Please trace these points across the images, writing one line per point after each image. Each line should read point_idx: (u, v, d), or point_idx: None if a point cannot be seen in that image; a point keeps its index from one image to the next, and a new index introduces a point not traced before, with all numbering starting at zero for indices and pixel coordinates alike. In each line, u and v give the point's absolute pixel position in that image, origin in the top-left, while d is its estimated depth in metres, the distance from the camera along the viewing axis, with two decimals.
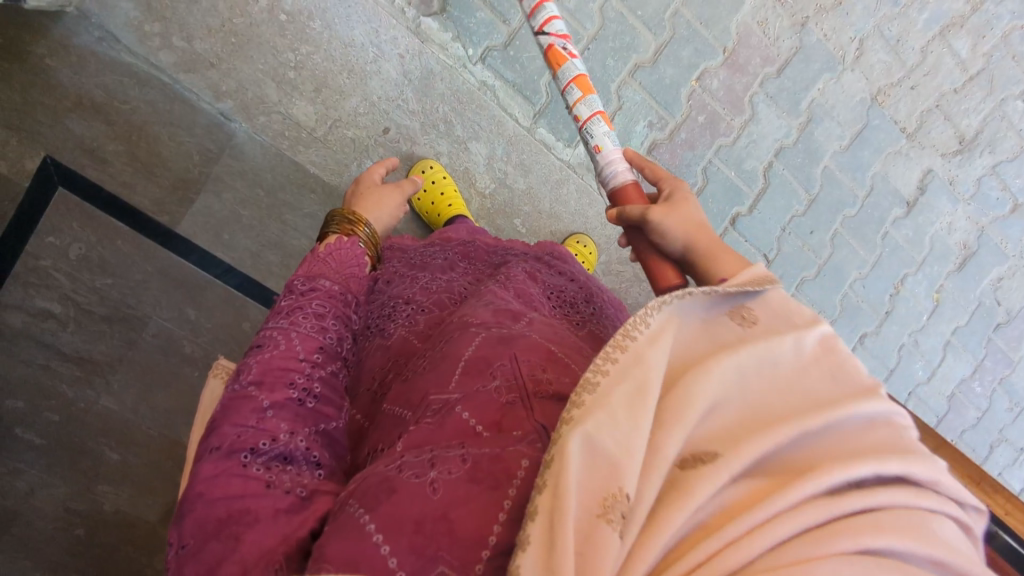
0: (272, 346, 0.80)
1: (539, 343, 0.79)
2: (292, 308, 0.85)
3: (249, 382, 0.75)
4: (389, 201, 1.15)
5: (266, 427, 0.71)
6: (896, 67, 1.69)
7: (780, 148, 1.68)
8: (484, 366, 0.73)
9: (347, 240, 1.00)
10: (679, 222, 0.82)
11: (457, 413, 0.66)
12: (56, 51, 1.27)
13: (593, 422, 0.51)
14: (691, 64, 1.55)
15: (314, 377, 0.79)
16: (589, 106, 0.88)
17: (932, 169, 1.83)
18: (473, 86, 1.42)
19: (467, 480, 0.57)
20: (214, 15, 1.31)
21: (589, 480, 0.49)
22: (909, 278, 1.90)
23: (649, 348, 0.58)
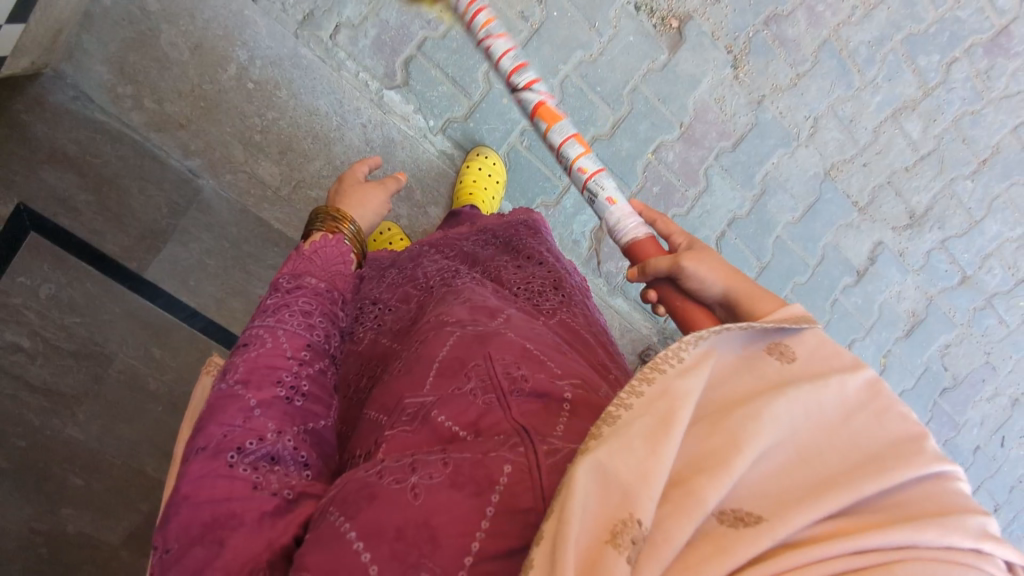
0: (259, 344, 0.80)
1: (510, 341, 0.81)
2: (280, 305, 0.85)
3: (237, 380, 0.76)
4: (373, 196, 1.13)
5: (254, 426, 0.72)
6: (848, 145, 1.76)
7: (733, 218, 1.74)
8: (459, 368, 0.77)
9: (333, 238, 0.97)
10: (712, 264, 0.82)
11: (438, 417, 0.70)
12: (33, 107, 1.32)
13: (607, 449, 0.53)
14: (648, 138, 1.62)
15: (304, 378, 0.81)
16: (591, 163, 0.94)
17: (882, 241, 1.89)
18: (433, 155, 1.49)
19: (449, 485, 0.59)
20: (185, 80, 1.36)
21: (600, 507, 0.50)
22: (856, 343, 1.97)
23: (687, 383, 0.59)
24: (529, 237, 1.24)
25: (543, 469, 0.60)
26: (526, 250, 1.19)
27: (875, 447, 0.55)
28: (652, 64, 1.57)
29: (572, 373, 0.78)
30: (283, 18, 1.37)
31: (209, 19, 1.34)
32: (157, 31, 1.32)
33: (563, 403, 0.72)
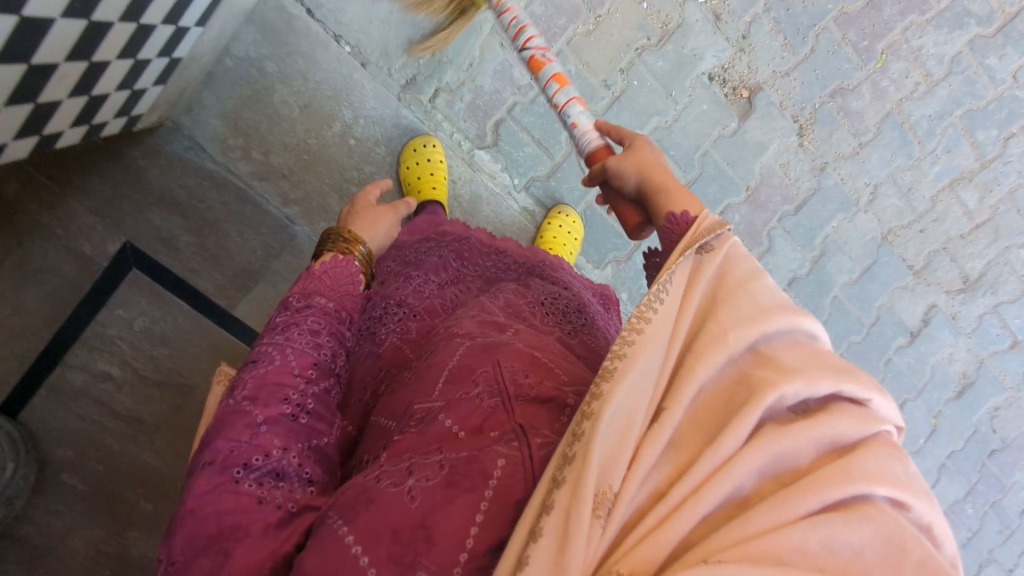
0: (267, 361, 0.80)
1: (518, 350, 0.82)
2: (287, 324, 0.85)
3: (244, 397, 0.76)
4: (383, 222, 1.14)
5: (261, 442, 0.72)
6: (906, 212, 1.82)
7: (793, 278, 1.81)
8: (467, 373, 0.77)
9: (343, 258, 0.97)
10: (631, 159, 0.91)
11: (440, 419, 0.71)
12: (150, 154, 1.41)
13: (600, 423, 0.57)
14: (716, 199, 1.70)
15: (310, 392, 0.81)
16: (565, 94, 1.15)
17: (936, 304, 1.94)
18: (516, 213, 1.56)
19: (443, 486, 0.63)
20: (291, 135, 1.44)
21: (598, 471, 0.55)
22: (909, 403, 2.01)
23: (649, 336, 0.63)
24: (552, 267, 1.27)
25: (536, 459, 0.65)
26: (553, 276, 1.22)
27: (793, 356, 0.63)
28: (722, 131, 1.66)
29: (579, 381, 0.80)
30: (388, 81, 1.44)
31: (318, 80, 1.40)
32: (271, 90, 1.40)
33: (566, 408, 0.74)
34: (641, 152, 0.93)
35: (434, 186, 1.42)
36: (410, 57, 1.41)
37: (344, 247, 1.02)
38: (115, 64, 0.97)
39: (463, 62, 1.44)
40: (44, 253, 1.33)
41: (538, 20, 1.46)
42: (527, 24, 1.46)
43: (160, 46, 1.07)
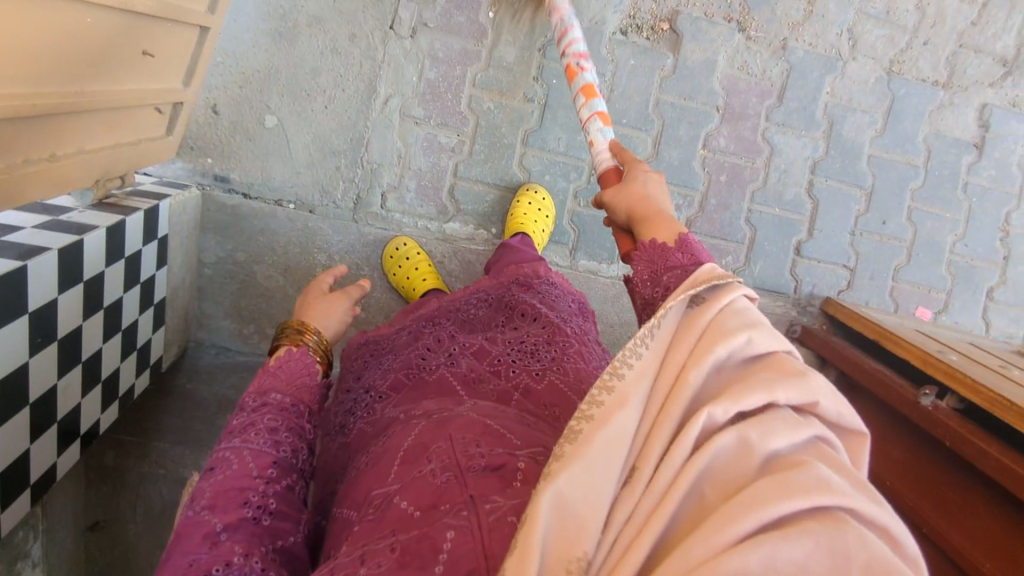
0: (225, 467, 0.84)
1: (471, 421, 0.87)
2: (246, 425, 0.90)
3: (204, 505, 0.81)
4: (334, 306, 1.16)
5: (219, 551, 0.76)
6: (898, 34, 1.64)
7: (814, 164, 1.67)
8: (421, 453, 0.83)
9: (298, 351, 1.03)
10: (632, 193, 1.00)
11: (397, 501, 0.75)
12: (192, 375, 1.57)
13: (569, 479, 0.56)
14: (692, 137, 1.61)
15: (270, 491, 0.84)
16: (590, 112, 1.23)
17: (987, 103, 1.72)
18: None
19: (398, 567, 0.65)
20: (290, 300, 1.52)
21: (558, 544, 0.53)
22: (1014, 214, 1.77)
23: (626, 387, 0.62)
24: (521, 293, 1.27)
25: (488, 527, 0.66)
26: (522, 306, 1.22)
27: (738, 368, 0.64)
28: (662, 72, 1.58)
29: (533, 444, 0.84)
30: (340, 212, 1.48)
31: (284, 245, 1.47)
32: (253, 273, 1.49)
33: (519, 473, 0.77)
34: (634, 185, 1.01)
35: (425, 276, 1.45)
36: (345, 181, 1.47)
37: (297, 340, 1.06)
38: (106, 346, 1.09)
39: (393, 158, 1.47)
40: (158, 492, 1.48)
41: (436, 83, 1.47)
42: (430, 92, 1.47)
43: (138, 304, 1.19)
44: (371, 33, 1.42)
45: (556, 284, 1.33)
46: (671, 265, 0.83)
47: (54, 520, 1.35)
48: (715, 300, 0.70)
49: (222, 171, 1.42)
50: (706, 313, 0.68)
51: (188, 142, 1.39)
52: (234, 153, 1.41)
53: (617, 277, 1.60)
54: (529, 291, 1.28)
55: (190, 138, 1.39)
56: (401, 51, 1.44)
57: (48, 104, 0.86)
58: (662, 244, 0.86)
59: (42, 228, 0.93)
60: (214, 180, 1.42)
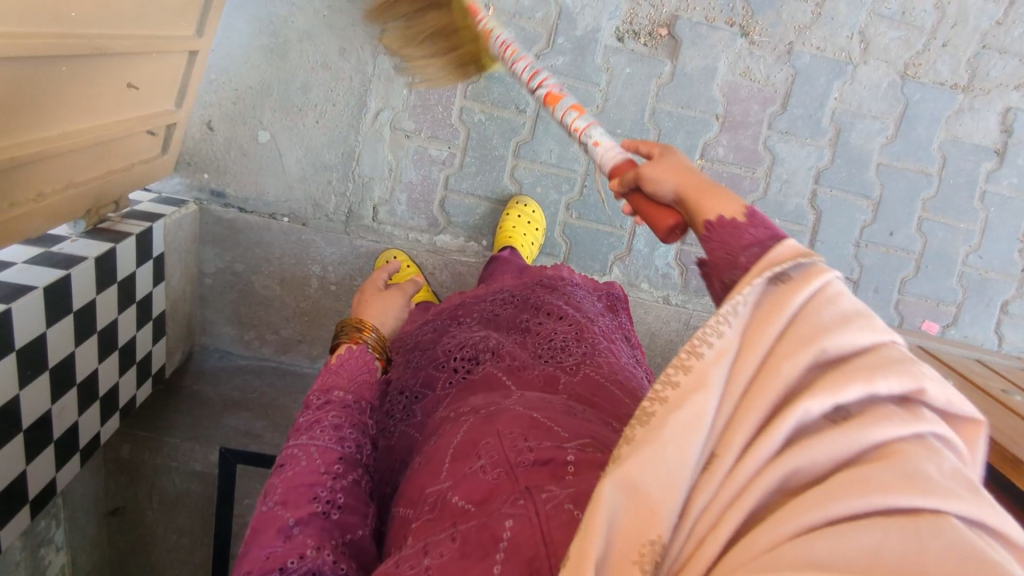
0: (294, 463, 0.73)
1: (519, 412, 0.74)
2: (314, 422, 0.76)
3: (275, 501, 0.70)
4: (399, 299, 0.95)
5: (295, 544, 0.66)
6: (913, 37, 1.56)
7: (818, 173, 1.62)
8: (471, 447, 0.70)
9: (358, 350, 0.85)
10: (668, 168, 0.76)
11: (451, 499, 0.64)
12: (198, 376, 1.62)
13: (632, 463, 0.49)
14: (689, 147, 1.58)
15: (341, 487, 0.72)
16: (585, 122, 1.03)
17: (1011, 106, 1.61)
18: None
19: (460, 556, 0.56)
20: (287, 308, 1.57)
21: (627, 528, 0.47)
22: None
23: (707, 369, 0.50)
24: (547, 294, 1.14)
25: (546, 514, 0.57)
26: (548, 304, 1.09)
27: (837, 321, 0.50)
28: (659, 81, 1.54)
29: (584, 434, 0.72)
30: (332, 226, 1.52)
31: (280, 256, 1.52)
32: (251, 283, 1.54)
33: (567, 465, 0.65)
34: (670, 157, 0.77)
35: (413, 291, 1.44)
36: (337, 195, 1.50)
37: (354, 336, 0.87)
38: (102, 365, 1.16)
39: (383, 172, 1.49)
40: (172, 480, 1.49)
41: (426, 96, 1.46)
42: (420, 105, 1.47)
43: (135, 320, 1.25)
44: (361, 47, 1.42)
45: (580, 285, 1.22)
46: (747, 243, 0.62)
47: (76, 507, 1.40)
48: (807, 279, 0.53)
49: (218, 186, 1.47)
50: (804, 286, 0.52)
51: (185, 159, 1.44)
52: (228, 169, 1.46)
53: (610, 288, 1.60)
54: (559, 289, 1.16)
55: (187, 154, 1.44)
56: (391, 65, 1.44)
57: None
58: (732, 218, 0.65)
59: (32, 263, 1.00)
60: (210, 194, 1.47)
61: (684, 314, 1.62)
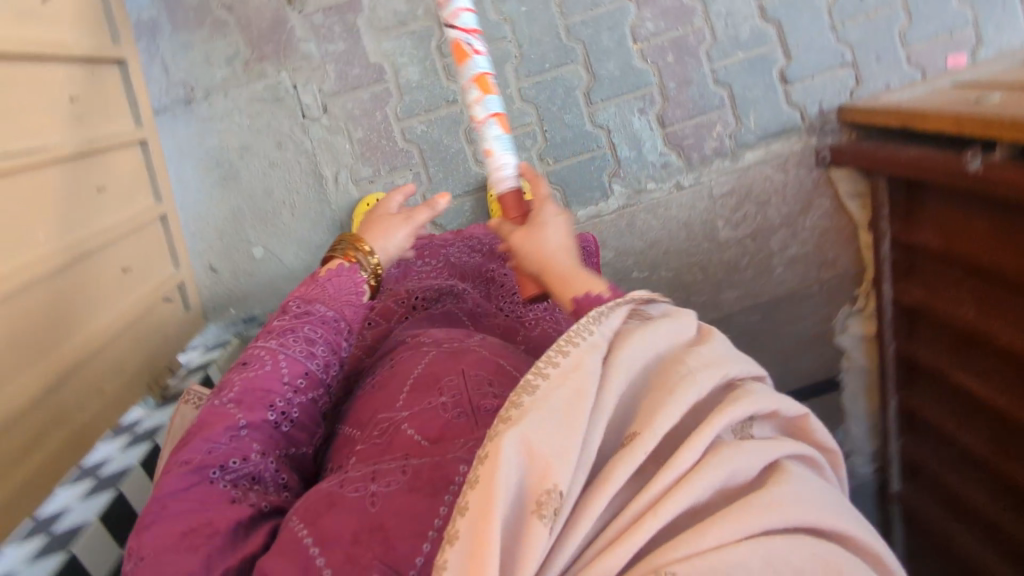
0: (258, 364, 0.71)
1: (485, 356, 0.74)
2: (287, 330, 0.74)
3: (229, 399, 0.69)
4: (406, 229, 0.87)
5: (240, 445, 0.67)
6: None
7: None
8: (434, 380, 0.70)
9: (347, 270, 0.81)
10: (537, 243, 0.77)
11: (404, 429, 0.64)
12: None
13: (533, 426, 0.52)
14: (619, 39, 1.53)
15: (298, 402, 0.72)
16: (485, 110, 0.84)
17: None
18: None
19: (408, 490, 0.56)
20: None
21: (529, 479, 0.51)
22: None
23: (585, 355, 0.58)
24: None
25: None
26: None
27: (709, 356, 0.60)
28: None
29: None
30: None
31: None
32: None
33: None
34: (543, 231, 0.77)
35: None
36: None
37: (348, 254, 0.83)
38: None
39: None
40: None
41: (368, 139, 1.52)
42: (366, 147, 1.52)
43: None
44: (291, 130, 1.50)
45: None
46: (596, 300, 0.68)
47: None
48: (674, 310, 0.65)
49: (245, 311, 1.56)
50: (671, 319, 0.63)
51: (209, 305, 1.57)
52: (246, 293, 1.57)
53: (620, 205, 1.60)
54: None
55: (209, 300, 1.57)
56: (324, 130, 1.51)
57: (66, 357, 1.05)
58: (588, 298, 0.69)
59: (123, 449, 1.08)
60: (244, 322, 1.56)
61: (703, 189, 1.62)
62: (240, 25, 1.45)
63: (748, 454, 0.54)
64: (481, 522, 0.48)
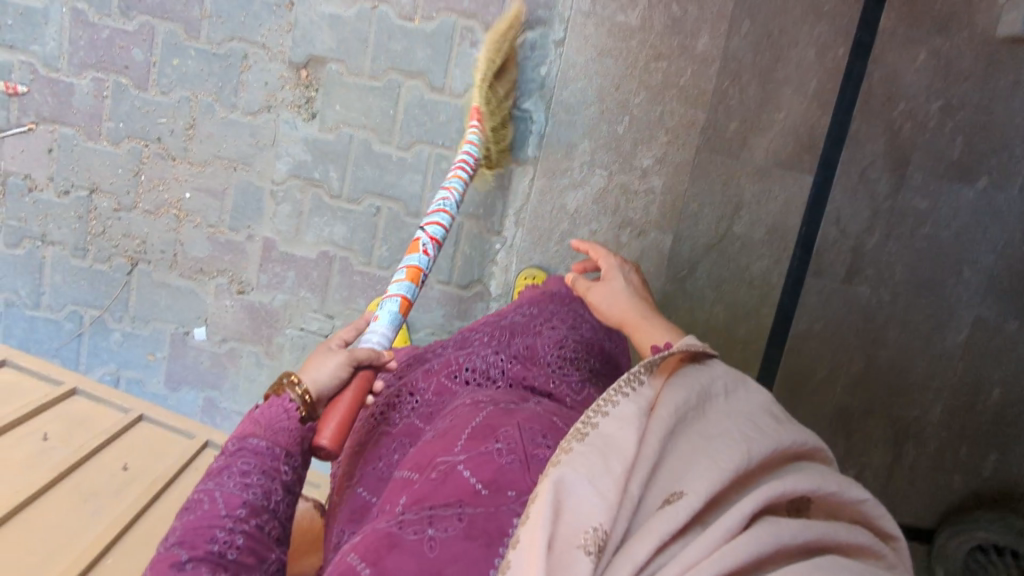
0: (199, 507, 0.78)
1: (534, 414, 0.78)
2: (223, 467, 0.81)
3: (173, 540, 0.75)
4: (342, 357, 0.89)
5: (189, 574, 0.71)
6: None
7: None
8: (490, 432, 0.73)
9: (282, 402, 0.85)
10: (617, 291, 1.05)
11: (460, 473, 0.67)
12: None
13: (586, 470, 0.60)
14: (403, 33, 1.54)
15: (241, 529, 0.76)
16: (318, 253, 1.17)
17: None
18: (521, 228, 1.60)
19: (464, 538, 0.59)
20: None
21: (569, 523, 0.57)
22: None
23: (629, 406, 0.67)
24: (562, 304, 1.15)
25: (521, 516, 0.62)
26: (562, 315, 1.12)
27: (758, 423, 0.66)
28: (343, 70, 1.57)
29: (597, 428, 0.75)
30: None
31: None
32: None
33: None
34: (613, 284, 1.07)
35: None
36: None
37: (283, 388, 0.86)
38: None
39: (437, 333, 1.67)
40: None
41: (369, 298, 1.66)
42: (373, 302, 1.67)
43: None
44: None
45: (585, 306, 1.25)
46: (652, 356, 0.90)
47: None
48: (718, 379, 0.72)
49: None
50: (716, 385, 0.71)
51: None
52: None
53: (545, 112, 1.56)
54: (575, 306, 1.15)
55: None
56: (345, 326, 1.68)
57: None
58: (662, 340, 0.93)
59: None
60: None
61: (579, 19, 1.51)
62: (238, 340, 1.71)
63: (762, 528, 0.54)
64: (530, 553, 0.54)
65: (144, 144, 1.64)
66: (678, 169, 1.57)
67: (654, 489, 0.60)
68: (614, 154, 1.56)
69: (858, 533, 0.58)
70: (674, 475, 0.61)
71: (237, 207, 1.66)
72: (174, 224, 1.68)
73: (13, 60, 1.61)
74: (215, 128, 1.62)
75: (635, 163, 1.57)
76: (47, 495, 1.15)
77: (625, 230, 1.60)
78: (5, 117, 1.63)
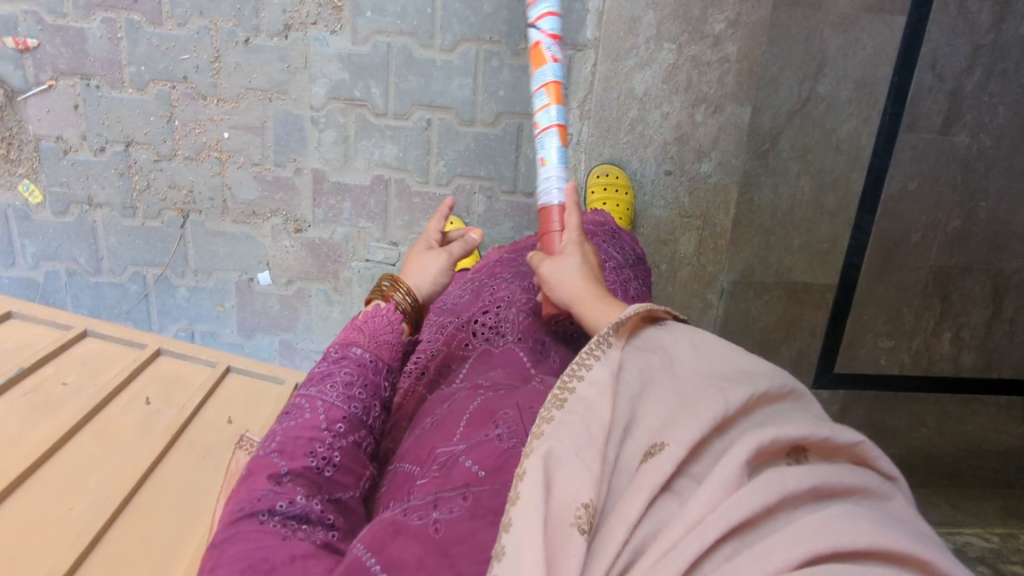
0: (300, 414, 0.75)
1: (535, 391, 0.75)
2: (325, 375, 0.78)
3: (273, 448, 0.71)
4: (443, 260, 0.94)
5: (285, 490, 0.67)
6: None
7: None
8: (490, 416, 0.70)
9: (386, 307, 0.87)
10: (566, 273, 0.87)
11: (462, 463, 0.64)
12: None
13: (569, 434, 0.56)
14: None
15: (340, 446, 0.73)
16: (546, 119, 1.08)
17: None
18: (587, 121, 1.49)
19: (470, 518, 0.56)
20: None
21: (562, 482, 0.52)
22: None
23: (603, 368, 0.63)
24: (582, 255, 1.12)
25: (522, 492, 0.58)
26: None
27: (739, 373, 0.62)
28: None
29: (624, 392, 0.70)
30: None
31: None
32: None
33: None
34: (566, 260, 0.88)
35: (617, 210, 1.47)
36: None
37: (387, 293, 0.90)
38: None
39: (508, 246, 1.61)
40: (911, 352, 1.48)
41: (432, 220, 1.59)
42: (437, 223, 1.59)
43: None
44: None
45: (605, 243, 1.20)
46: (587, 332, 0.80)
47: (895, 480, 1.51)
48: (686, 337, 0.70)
49: None
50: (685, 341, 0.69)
51: None
52: None
53: None
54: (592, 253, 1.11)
55: None
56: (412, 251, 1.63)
57: None
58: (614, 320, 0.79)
59: None
60: None
61: None
62: (304, 280, 1.67)
63: (764, 478, 0.49)
64: (526, 533, 0.48)
65: (172, 85, 1.52)
66: (755, 29, 1.42)
67: (632, 448, 0.57)
68: (683, 22, 1.42)
69: (857, 475, 0.53)
70: (654, 429, 0.58)
71: (280, 141, 1.56)
72: (218, 167, 1.59)
73: (14, 11, 1.47)
74: (241, 57, 1.49)
75: (705, 30, 1.43)
76: (167, 458, 1.14)
77: (699, 107, 1.48)
78: (21, 76, 1.52)
